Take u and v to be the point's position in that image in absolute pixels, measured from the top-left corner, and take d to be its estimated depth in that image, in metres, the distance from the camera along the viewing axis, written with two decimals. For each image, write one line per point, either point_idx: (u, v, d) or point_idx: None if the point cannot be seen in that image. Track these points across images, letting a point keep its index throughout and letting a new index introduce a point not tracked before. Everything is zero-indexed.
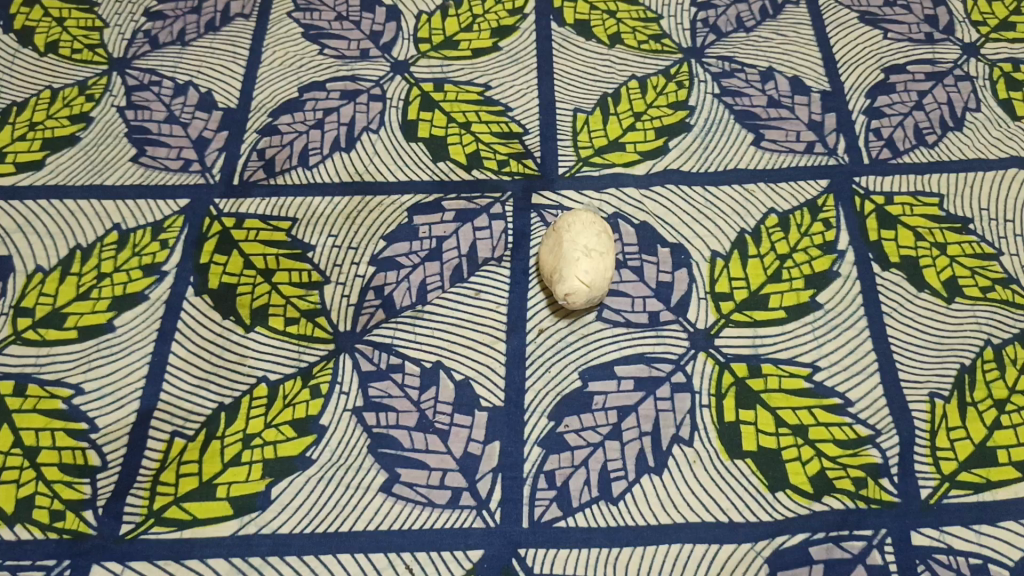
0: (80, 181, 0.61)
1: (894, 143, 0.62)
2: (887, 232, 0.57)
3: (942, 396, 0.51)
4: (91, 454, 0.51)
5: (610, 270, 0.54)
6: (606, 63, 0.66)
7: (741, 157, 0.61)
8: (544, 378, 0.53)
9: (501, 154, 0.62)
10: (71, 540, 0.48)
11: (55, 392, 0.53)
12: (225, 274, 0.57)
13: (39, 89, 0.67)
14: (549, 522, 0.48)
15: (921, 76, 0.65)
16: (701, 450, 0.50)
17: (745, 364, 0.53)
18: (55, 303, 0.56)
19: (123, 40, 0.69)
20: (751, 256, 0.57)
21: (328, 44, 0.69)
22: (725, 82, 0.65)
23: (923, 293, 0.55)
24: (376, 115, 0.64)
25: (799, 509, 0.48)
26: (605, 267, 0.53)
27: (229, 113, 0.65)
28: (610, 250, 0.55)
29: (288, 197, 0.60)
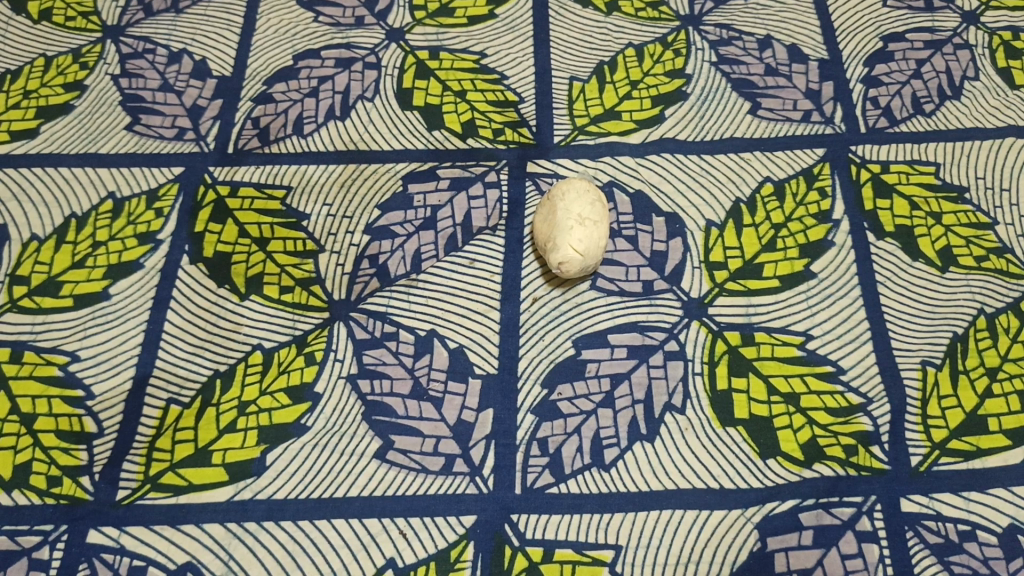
0: (75, 149, 0.61)
1: (891, 112, 0.61)
2: (883, 202, 0.57)
3: (934, 363, 0.51)
4: (87, 421, 0.51)
5: (605, 240, 0.54)
6: (603, 31, 0.66)
7: (737, 126, 0.61)
8: (538, 346, 0.53)
9: (496, 123, 0.62)
10: (67, 506, 0.49)
11: (52, 359, 0.53)
12: (220, 242, 0.57)
13: (33, 57, 0.66)
14: (542, 488, 0.49)
15: (920, 45, 0.64)
16: (693, 418, 0.50)
17: (738, 333, 0.53)
18: (50, 272, 0.56)
19: (117, 7, 0.69)
20: (746, 225, 0.57)
21: (323, 11, 0.68)
22: (722, 50, 0.65)
23: (917, 263, 0.55)
24: (371, 84, 0.64)
25: (789, 476, 0.49)
26: (602, 237, 0.53)
27: (224, 81, 0.64)
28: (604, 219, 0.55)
29: (283, 166, 0.60)
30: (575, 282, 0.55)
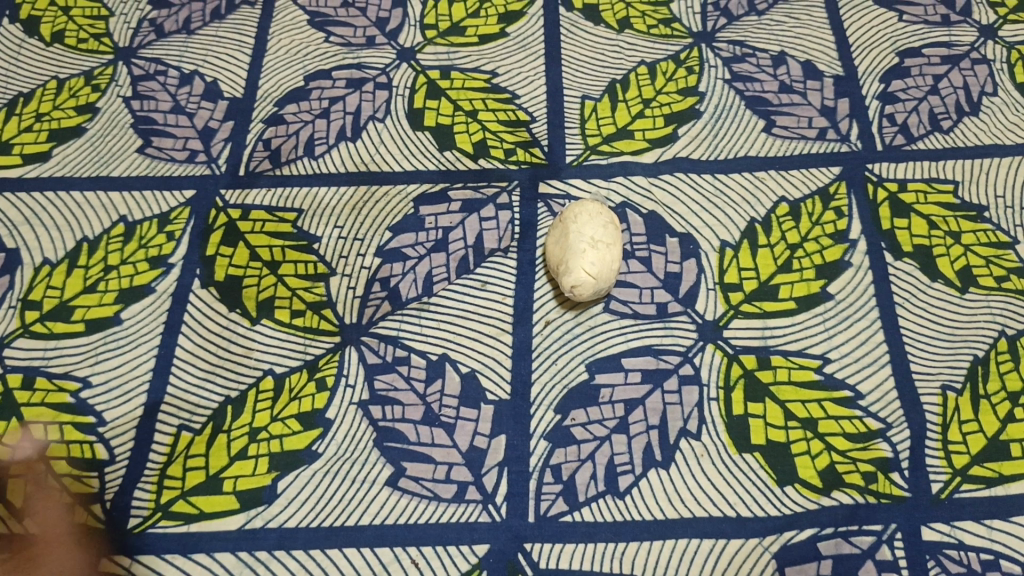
0: (87, 172, 0.61)
1: (908, 129, 0.61)
2: (900, 221, 0.56)
3: (954, 388, 0.51)
4: (99, 448, 0.51)
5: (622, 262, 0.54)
6: (615, 49, 0.65)
7: (752, 144, 0.60)
8: (551, 371, 0.52)
9: (508, 143, 0.61)
10: (79, 534, 0.49)
11: (63, 385, 0.53)
12: (231, 266, 0.57)
13: (46, 79, 0.66)
14: (555, 516, 0.48)
15: (936, 60, 0.64)
16: (709, 444, 0.50)
17: (754, 356, 0.52)
18: (62, 296, 0.56)
19: (129, 29, 0.69)
20: (761, 246, 0.56)
21: (334, 31, 0.68)
22: (736, 67, 0.64)
23: (936, 283, 0.54)
24: (382, 104, 0.64)
25: (807, 504, 0.48)
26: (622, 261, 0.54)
27: (235, 103, 0.64)
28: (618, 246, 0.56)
29: (294, 188, 0.60)
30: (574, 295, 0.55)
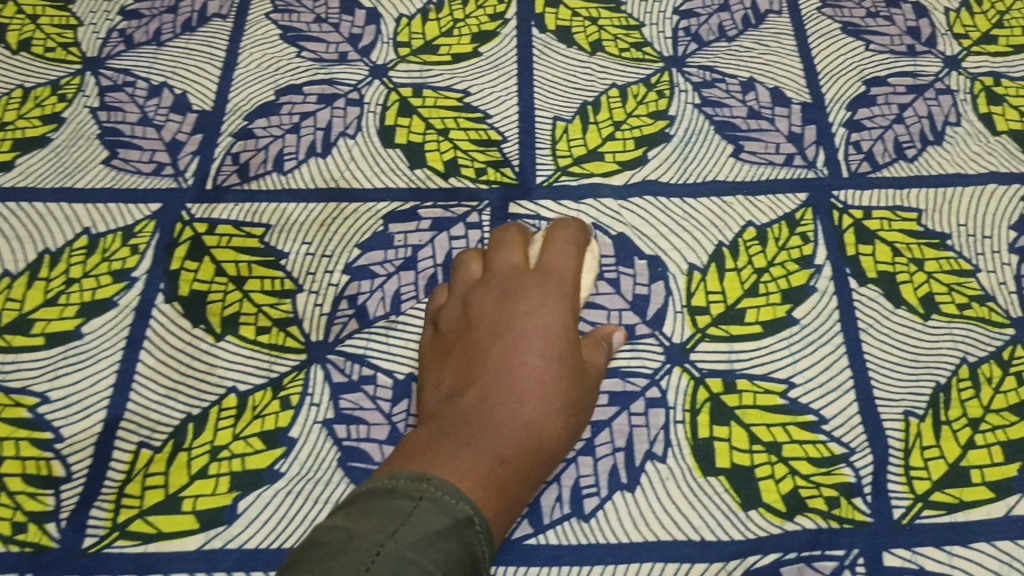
0: (51, 183, 0.60)
1: (873, 157, 0.61)
2: (865, 247, 0.57)
3: (917, 414, 0.51)
4: (56, 465, 0.50)
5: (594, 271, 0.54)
6: (587, 71, 0.66)
7: (720, 168, 0.61)
8: None
9: (479, 162, 0.61)
10: (32, 553, 0.47)
11: (20, 400, 0.52)
12: (196, 281, 0.56)
13: (11, 88, 0.65)
14: (520, 538, 0.48)
15: (902, 89, 0.65)
16: (674, 467, 0.50)
17: (720, 380, 0.52)
18: (22, 309, 0.55)
19: (97, 39, 0.68)
20: (728, 269, 0.56)
21: (306, 46, 0.68)
22: (706, 92, 0.65)
23: (900, 309, 0.55)
24: (353, 121, 0.64)
25: (771, 528, 0.48)
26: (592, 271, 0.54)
27: (204, 116, 0.64)
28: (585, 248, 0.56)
29: (263, 203, 0.60)
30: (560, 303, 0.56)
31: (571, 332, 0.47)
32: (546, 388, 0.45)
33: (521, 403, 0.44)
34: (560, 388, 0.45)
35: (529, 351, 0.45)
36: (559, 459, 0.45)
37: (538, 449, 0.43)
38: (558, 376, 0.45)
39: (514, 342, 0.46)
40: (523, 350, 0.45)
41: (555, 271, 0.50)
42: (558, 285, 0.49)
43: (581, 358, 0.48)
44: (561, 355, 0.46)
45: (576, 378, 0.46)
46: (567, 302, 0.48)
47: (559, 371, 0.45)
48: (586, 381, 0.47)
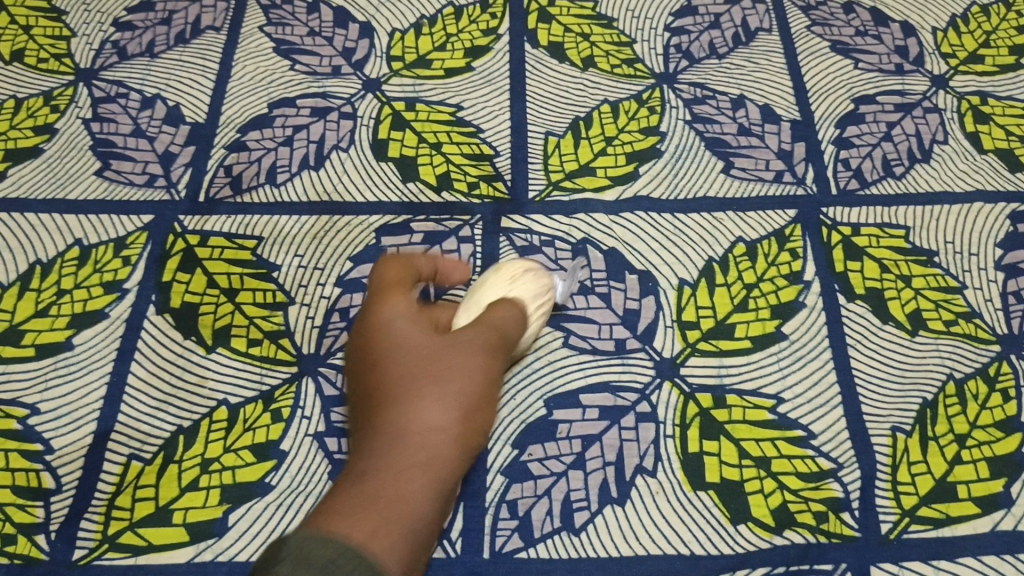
0: (42, 194, 0.60)
1: (862, 174, 0.62)
2: (853, 264, 0.58)
3: (904, 429, 0.52)
4: (45, 476, 0.50)
5: (535, 296, 0.51)
6: (578, 86, 0.66)
7: (711, 184, 0.61)
8: (509, 406, 0.52)
9: (471, 176, 0.62)
10: (21, 566, 0.47)
11: (10, 411, 0.52)
12: (188, 293, 0.56)
13: (3, 98, 0.65)
14: (510, 552, 0.48)
15: (890, 108, 0.65)
16: (664, 481, 0.50)
17: (710, 395, 0.53)
18: (12, 320, 0.55)
19: (91, 50, 0.68)
20: (718, 285, 0.57)
21: (300, 59, 0.68)
22: (696, 109, 0.65)
23: (887, 325, 0.55)
24: (346, 134, 0.64)
25: (760, 542, 0.48)
26: (529, 298, 0.50)
27: (198, 128, 0.64)
28: (533, 268, 0.53)
29: (255, 216, 0.60)
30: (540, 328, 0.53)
31: (423, 340, 0.41)
32: (429, 422, 0.37)
33: (414, 434, 0.36)
34: (457, 402, 0.38)
35: (408, 381, 0.38)
36: (462, 465, 0.37)
37: (440, 454, 0.36)
38: (452, 381, 0.39)
39: (397, 386, 0.38)
40: (407, 380, 0.38)
41: (388, 286, 0.45)
42: (400, 298, 0.44)
43: (472, 347, 0.42)
44: (442, 366, 0.39)
45: (480, 387, 0.40)
46: (401, 315, 0.43)
47: (450, 379, 0.39)
48: (492, 378, 0.41)
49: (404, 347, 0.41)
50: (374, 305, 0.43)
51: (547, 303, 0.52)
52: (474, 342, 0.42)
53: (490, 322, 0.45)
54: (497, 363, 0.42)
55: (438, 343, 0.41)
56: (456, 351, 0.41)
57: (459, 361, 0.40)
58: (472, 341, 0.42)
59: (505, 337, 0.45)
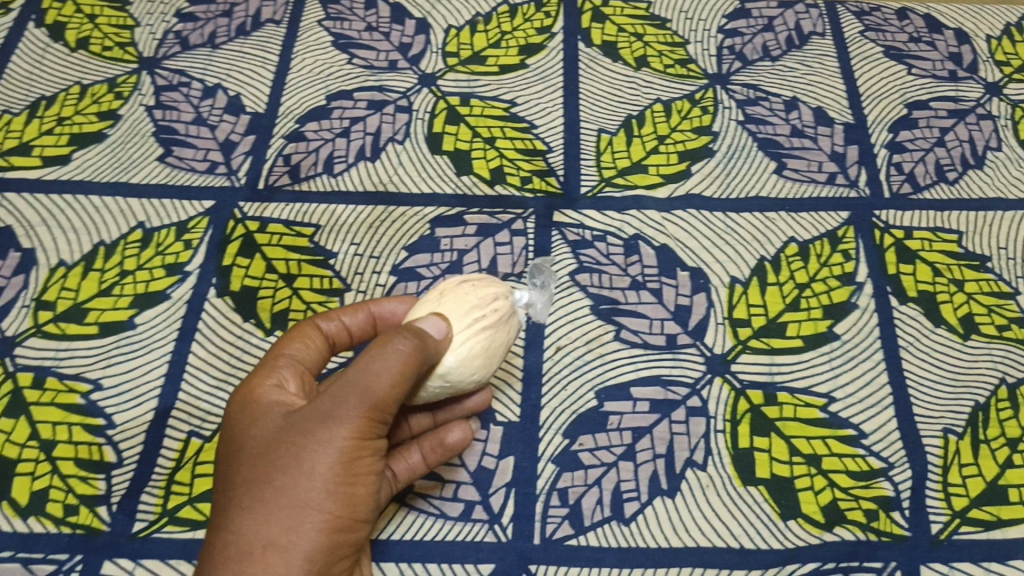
0: (107, 177, 0.62)
1: (914, 178, 0.62)
2: (906, 267, 0.58)
3: (956, 432, 0.52)
4: (107, 450, 0.51)
5: (460, 307, 0.45)
6: (632, 85, 0.67)
7: (763, 185, 0.62)
8: (560, 396, 0.53)
9: (524, 171, 0.62)
10: (83, 536, 0.49)
11: (74, 386, 0.53)
12: (247, 277, 0.57)
13: (69, 84, 0.67)
14: (561, 539, 0.49)
15: (944, 113, 0.65)
16: (714, 475, 0.50)
17: (761, 391, 0.53)
18: (77, 298, 0.57)
19: (154, 40, 0.70)
20: (770, 283, 0.57)
21: (358, 53, 0.69)
22: (750, 110, 0.65)
23: (940, 329, 0.55)
24: (402, 127, 0.65)
25: (810, 538, 0.49)
26: (451, 313, 0.45)
27: (257, 118, 0.65)
28: (479, 281, 0.47)
29: (313, 204, 0.61)
30: (504, 339, 0.47)
31: (263, 425, 0.41)
32: (267, 537, 0.39)
33: (246, 551, 0.39)
34: (300, 506, 0.39)
35: (253, 490, 0.39)
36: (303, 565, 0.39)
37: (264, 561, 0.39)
38: (294, 486, 0.39)
39: (245, 490, 0.40)
40: (245, 492, 0.40)
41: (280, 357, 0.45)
42: (274, 375, 0.44)
43: (337, 416, 0.39)
44: (283, 468, 0.39)
45: (329, 477, 0.39)
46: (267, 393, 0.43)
47: (290, 486, 0.39)
48: (348, 456, 0.39)
49: (258, 441, 0.41)
50: (245, 390, 0.43)
51: (490, 310, 0.46)
52: (336, 407, 0.39)
53: (383, 351, 0.39)
54: (382, 421, 0.39)
55: (291, 428, 0.40)
56: (310, 436, 0.39)
57: (307, 450, 0.39)
58: (336, 406, 0.39)
59: (400, 357, 0.39)
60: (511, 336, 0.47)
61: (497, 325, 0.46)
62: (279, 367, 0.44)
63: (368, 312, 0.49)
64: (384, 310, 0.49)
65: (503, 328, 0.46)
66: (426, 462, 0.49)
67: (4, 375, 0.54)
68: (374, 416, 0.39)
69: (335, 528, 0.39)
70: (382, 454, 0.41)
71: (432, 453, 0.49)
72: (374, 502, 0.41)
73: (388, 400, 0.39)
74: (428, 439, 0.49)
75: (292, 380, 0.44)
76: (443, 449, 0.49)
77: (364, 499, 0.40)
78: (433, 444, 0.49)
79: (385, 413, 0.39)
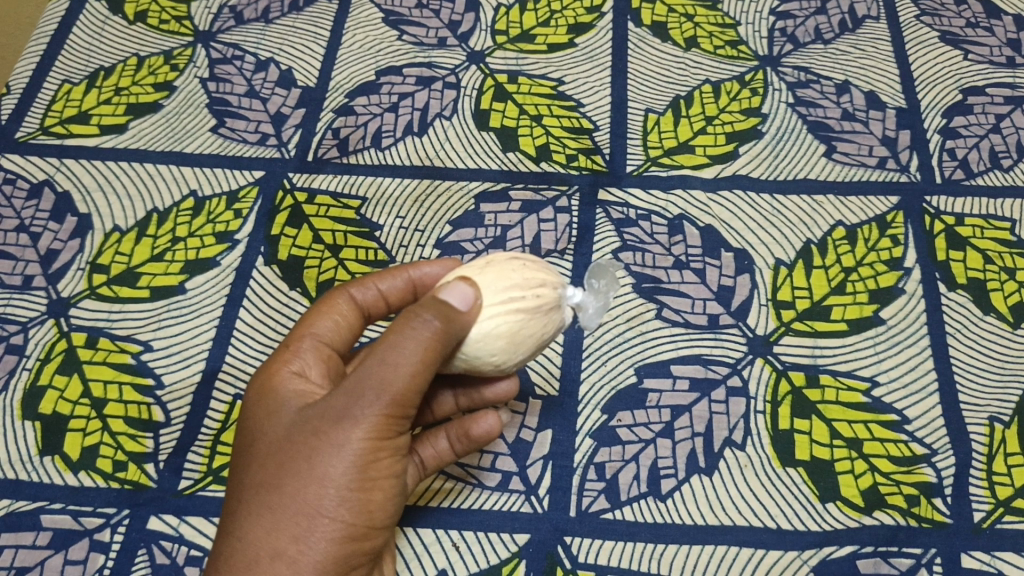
0: (161, 146, 0.63)
1: (968, 165, 0.61)
2: (955, 253, 0.57)
3: (1002, 420, 0.51)
4: (156, 410, 0.53)
5: (499, 283, 0.43)
6: (681, 66, 0.67)
7: (812, 168, 0.61)
8: (600, 371, 0.53)
9: (570, 149, 0.62)
10: (131, 491, 0.50)
11: (125, 347, 0.55)
12: (294, 246, 0.58)
13: (126, 56, 0.69)
14: (596, 513, 0.49)
15: (1000, 100, 0.64)
16: (753, 455, 0.50)
17: (804, 373, 0.53)
18: (129, 263, 0.58)
19: (209, 14, 0.71)
20: (816, 267, 0.57)
21: (408, 30, 0.70)
22: (800, 92, 0.65)
23: (988, 317, 0.54)
24: (450, 103, 0.65)
25: (849, 521, 0.48)
26: (487, 285, 0.42)
27: (308, 92, 0.66)
28: (533, 263, 0.44)
29: (360, 176, 0.62)
30: (539, 330, 0.43)
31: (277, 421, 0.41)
32: (277, 544, 0.39)
33: (254, 558, 0.39)
34: (309, 513, 0.39)
35: (262, 494, 0.39)
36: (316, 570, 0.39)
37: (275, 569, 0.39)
38: (304, 491, 0.38)
39: (256, 493, 0.39)
40: (255, 497, 0.39)
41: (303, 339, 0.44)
42: (292, 364, 0.43)
43: (352, 417, 0.38)
44: (293, 473, 0.39)
45: (342, 482, 0.38)
46: (282, 386, 0.42)
47: (300, 492, 0.39)
48: (363, 460, 0.38)
49: (269, 440, 0.40)
50: (265, 377, 0.43)
51: (531, 294, 0.43)
52: (350, 407, 0.38)
53: (403, 337, 0.38)
54: (395, 420, 0.39)
55: (303, 429, 0.39)
56: (322, 439, 0.38)
57: (320, 454, 0.38)
58: (351, 406, 0.38)
59: (420, 341, 0.38)
60: (549, 329, 0.44)
61: (534, 312, 0.43)
62: (302, 352, 0.44)
63: (406, 278, 0.48)
64: (424, 274, 0.48)
65: (540, 318, 0.43)
66: (452, 449, 0.48)
67: (59, 335, 0.55)
68: (392, 414, 0.38)
69: (347, 535, 0.39)
70: (400, 454, 0.40)
71: (458, 441, 0.48)
72: (391, 505, 0.41)
73: (408, 394, 0.38)
74: (455, 427, 0.48)
75: (314, 367, 0.44)
76: (468, 441, 0.48)
77: (380, 502, 0.40)
78: (459, 433, 0.48)
79: (401, 412, 0.39)
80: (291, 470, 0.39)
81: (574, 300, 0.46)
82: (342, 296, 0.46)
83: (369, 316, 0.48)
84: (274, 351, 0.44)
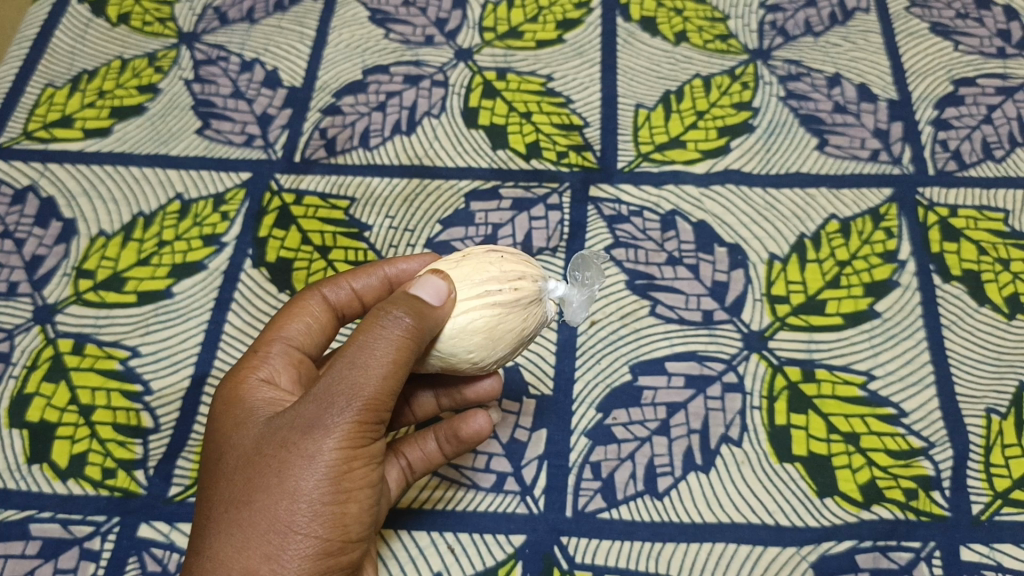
0: (146, 149, 0.63)
1: (961, 156, 0.60)
2: (950, 245, 0.57)
3: (999, 411, 0.51)
4: (145, 416, 0.52)
5: (476, 277, 0.42)
6: (671, 61, 0.66)
7: (804, 161, 0.61)
8: (594, 369, 0.53)
9: (561, 146, 0.62)
10: (121, 498, 0.49)
11: (112, 352, 0.54)
12: (283, 248, 0.58)
13: (110, 59, 0.68)
14: (593, 512, 0.48)
15: (991, 90, 0.64)
16: (750, 451, 0.50)
17: (800, 368, 0.52)
18: (116, 268, 0.57)
19: (193, 15, 0.70)
20: (810, 260, 0.56)
21: (394, 28, 0.69)
22: (791, 85, 0.64)
23: (984, 308, 0.54)
24: (438, 101, 0.65)
25: (847, 516, 0.48)
26: (462, 279, 0.42)
27: (294, 92, 0.65)
28: (513, 256, 0.44)
29: (349, 176, 0.61)
30: (519, 324, 0.42)
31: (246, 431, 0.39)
32: (248, 564, 0.37)
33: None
34: (282, 529, 0.37)
35: (231, 512, 0.37)
36: None
37: None
38: (276, 506, 0.37)
39: (224, 511, 0.38)
40: (224, 514, 0.38)
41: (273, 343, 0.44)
42: (262, 372, 0.42)
43: (324, 426, 0.37)
44: (263, 488, 0.37)
45: (315, 496, 0.37)
46: (252, 394, 0.41)
47: (271, 508, 0.37)
48: (336, 470, 0.37)
49: (237, 453, 0.39)
50: (232, 387, 0.42)
51: (509, 287, 0.42)
52: (321, 415, 0.37)
53: (373, 337, 0.37)
54: (370, 427, 0.37)
55: (272, 441, 0.38)
56: (293, 451, 0.37)
57: (291, 467, 0.37)
58: (322, 415, 0.37)
59: (392, 341, 0.37)
60: (530, 323, 0.43)
61: (513, 307, 0.42)
62: (272, 358, 0.43)
63: (381, 275, 0.47)
64: (400, 271, 0.48)
65: (519, 312, 0.42)
66: (441, 451, 0.47)
67: (45, 342, 0.54)
68: (366, 420, 0.37)
69: (323, 551, 0.38)
70: (376, 462, 0.39)
71: (447, 442, 0.47)
72: (367, 516, 0.39)
73: (382, 398, 0.37)
74: (444, 428, 0.47)
75: (285, 374, 0.43)
76: (458, 442, 0.47)
77: (355, 515, 0.38)
78: (448, 435, 0.47)
79: (375, 417, 0.37)
80: (260, 484, 0.37)
81: (557, 294, 0.45)
82: (314, 296, 0.46)
83: (344, 316, 0.48)
84: (242, 358, 0.43)
